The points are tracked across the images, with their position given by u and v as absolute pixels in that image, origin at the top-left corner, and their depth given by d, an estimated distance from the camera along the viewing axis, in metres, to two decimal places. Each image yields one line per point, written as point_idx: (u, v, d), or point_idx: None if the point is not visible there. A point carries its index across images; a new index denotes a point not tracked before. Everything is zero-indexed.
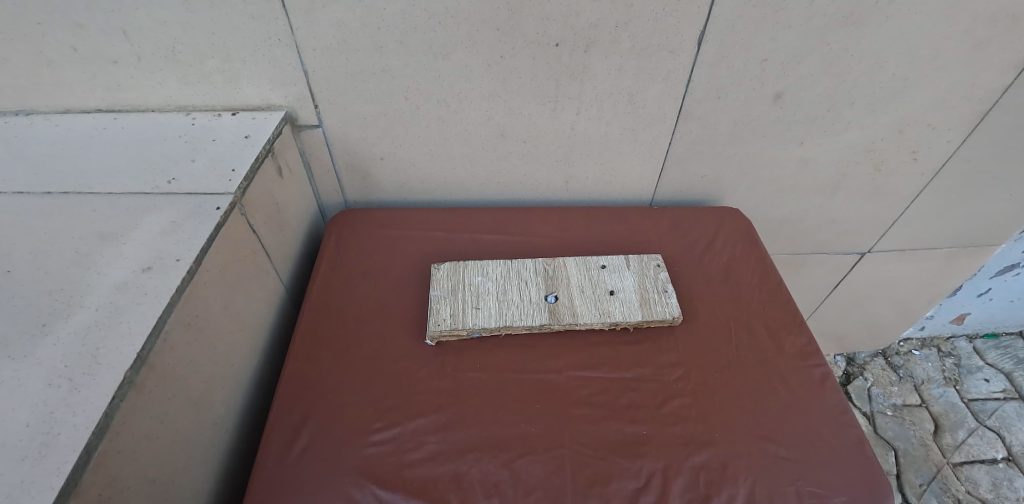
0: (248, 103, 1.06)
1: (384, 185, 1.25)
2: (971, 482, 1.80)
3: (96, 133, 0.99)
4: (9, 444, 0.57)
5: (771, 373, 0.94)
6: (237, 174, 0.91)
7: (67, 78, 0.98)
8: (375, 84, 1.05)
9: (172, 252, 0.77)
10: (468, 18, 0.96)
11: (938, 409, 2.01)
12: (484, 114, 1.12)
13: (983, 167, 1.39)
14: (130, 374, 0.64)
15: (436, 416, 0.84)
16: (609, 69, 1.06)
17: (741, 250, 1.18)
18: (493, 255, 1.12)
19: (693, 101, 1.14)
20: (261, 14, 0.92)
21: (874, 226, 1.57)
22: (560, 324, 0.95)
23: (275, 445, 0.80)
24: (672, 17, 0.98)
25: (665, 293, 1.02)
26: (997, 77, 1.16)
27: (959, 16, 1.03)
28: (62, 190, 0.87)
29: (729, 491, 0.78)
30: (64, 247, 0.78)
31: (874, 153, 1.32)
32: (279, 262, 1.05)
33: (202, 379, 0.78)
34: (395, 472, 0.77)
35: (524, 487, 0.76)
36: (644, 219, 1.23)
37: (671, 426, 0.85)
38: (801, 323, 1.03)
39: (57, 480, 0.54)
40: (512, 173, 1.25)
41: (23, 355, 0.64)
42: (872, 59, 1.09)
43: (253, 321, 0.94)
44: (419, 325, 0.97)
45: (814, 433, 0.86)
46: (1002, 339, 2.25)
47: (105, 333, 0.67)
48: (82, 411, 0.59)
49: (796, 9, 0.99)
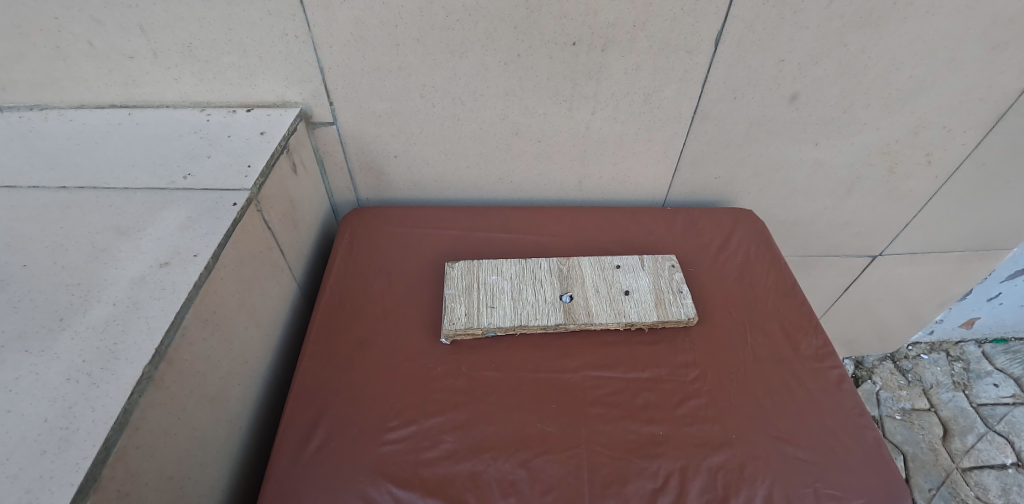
0: (264, 101, 1.06)
1: (397, 183, 1.25)
2: (980, 487, 1.79)
3: (112, 128, 0.99)
4: (28, 439, 0.56)
5: (787, 375, 0.94)
6: (254, 170, 0.90)
7: (83, 73, 0.98)
8: (391, 82, 1.05)
9: (190, 247, 0.77)
10: (485, 15, 0.95)
11: (947, 413, 2.01)
12: (499, 112, 1.12)
13: (997, 170, 1.39)
14: (149, 369, 0.63)
15: (452, 414, 0.83)
16: (625, 69, 1.06)
17: (755, 250, 1.17)
18: (505, 254, 1.11)
19: (708, 102, 1.13)
20: (279, 10, 0.92)
21: (886, 228, 1.56)
22: (576, 324, 0.95)
23: (290, 443, 0.79)
24: (690, 17, 0.98)
25: (680, 294, 1.02)
26: (1013, 81, 1.16)
27: (977, 19, 1.03)
28: (79, 184, 0.87)
29: (746, 492, 0.77)
30: (82, 241, 0.77)
31: (889, 155, 1.31)
32: (293, 259, 1.05)
33: (219, 375, 0.78)
34: (412, 471, 0.76)
35: (541, 487, 0.75)
36: (657, 219, 1.22)
37: (687, 427, 0.84)
38: (817, 324, 1.03)
39: (77, 476, 0.54)
40: (525, 173, 1.25)
41: (41, 349, 0.64)
42: (890, 61, 1.09)
43: (267, 318, 0.93)
44: (434, 324, 0.97)
45: (832, 435, 0.86)
46: (1012, 344, 2.23)
47: (123, 328, 0.67)
48: (101, 406, 0.59)
49: (814, 10, 0.99)
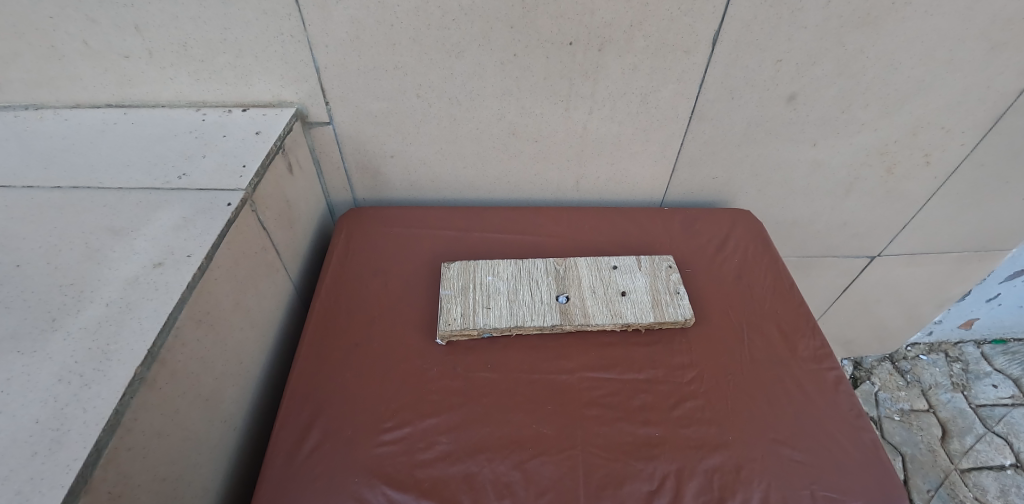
0: (260, 100, 1.06)
1: (394, 183, 1.25)
2: (979, 488, 1.79)
3: (107, 128, 0.99)
4: (19, 441, 0.56)
5: (784, 377, 0.93)
6: (249, 170, 0.90)
7: (78, 73, 0.98)
8: (387, 82, 1.04)
9: (184, 247, 0.77)
10: (482, 14, 0.95)
11: (946, 414, 2.01)
12: (496, 113, 1.11)
13: (996, 171, 1.38)
14: (141, 370, 0.63)
15: (447, 415, 0.83)
16: (622, 69, 1.05)
17: (753, 251, 1.17)
18: (502, 255, 1.11)
19: (706, 102, 1.13)
20: (274, 9, 0.91)
21: (885, 229, 1.56)
22: (572, 324, 0.95)
23: (285, 443, 0.79)
24: (687, 17, 0.98)
25: (677, 294, 1.01)
26: (1012, 82, 1.16)
27: (975, 19, 1.03)
28: (73, 184, 0.86)
29: (743, 494, 0.77)
30: (76, 241, 0.77)
31: (887, 156, 1.31)
32: (289, 259, 1.04)
33: (213, 376, 0.77)
34: (406, 472, 0.76)
35: (536, 488, 0.75)
36: (655, 220, 1.22)
37: (684, 428, 0.84)
38: (814, 325, 1.02)
39: (68, 477, 0.53)
40: (522, 173, 1.25)
41: (33, 350, 0.64)
42: (889, 61, 1.09)
43: (262, 318, 0.93)
44: (429, 325, 0.97)
45: (828, 437, 0.85)
46: (1011, 344, 2.23)
47: (116, 328, 0.66)
48: (93, 407, 0.59)
49: (812, 10, 0.98)
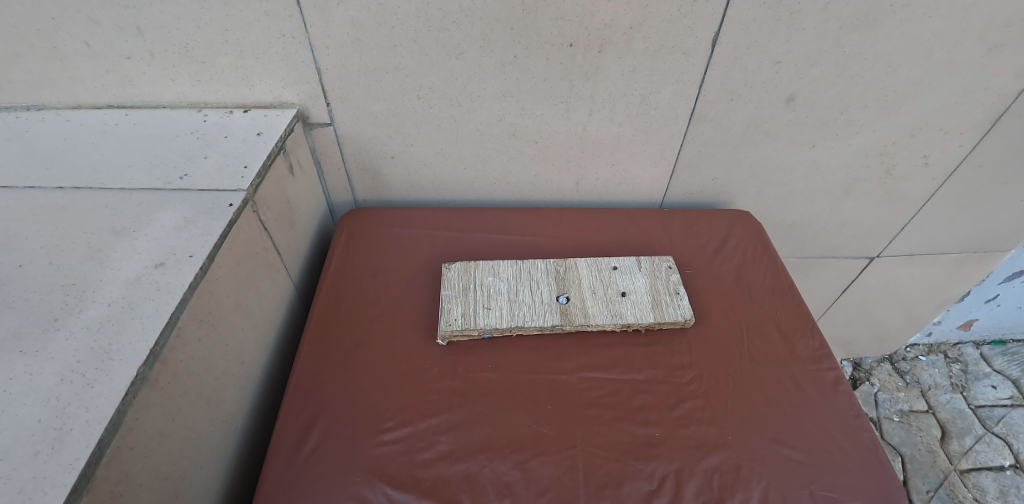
0: (261, 102, 1.06)
1: (394, 184, 1.25)
2: (978, 489, 1.79)
3: (109, 129, 0.99)
4: (22, 440, 0.56)
5: (784, 377, 0.94)
6: (250, 171, 0.90)
7: (80, 73, 0.98)
8: (388, 84, 1.05)
9: (186, 247, 0.77)
10: (482, 16, 0.95)
11: (945, 415, 2.01)
12: (497, 114, 1.12)
13: (994, 172, 1.39)
14: (143, 370, 0.63)
15: (448, 415, 0.83)
16: (622, 70, 1.06)
17: (752, 251, 1.18)
18: (502, 255, 1.11)
19: (705, 103, 1.13)
20: (276, 10, 0.92)
21: (884, 230, 1.56)
22: (572, 325, 0.95)
23: (286, 444, 0.79)
24: (686, 19, 0.98)
25: (677, 295, 1.02)
26: (1010, 83, 1.16)
27: (973, 21, 1.03)
28: (75, 185, 0.87)
29: (742, 494, 0.77)
30: (78, 241, 0.77)
31: (886, 157, 1.31)
32: (290, 259, 1.05)
33: (214, 376, 0.78)
34: (407, 472, 0.76)
35: (536, 488, 0.75)
36: (655, 220, 1.23)
37: (683, 428, 0.84)
38: (813, 325, 1.03)
39: (71, 476, 0.54)
40: (523, 174, 1.25)
41: (35, 350, 0.64)
42: (888, 62, 1.09)
43: (263, 318, 0.93)
44: (430, 326, 0.97)
45: (827, 436, 0.86)
46: (1010, 345, 2.23)
47: (118, 328, 0.67)
48: (95, 407, 0.59)
49: (810, 12, 0.99)
